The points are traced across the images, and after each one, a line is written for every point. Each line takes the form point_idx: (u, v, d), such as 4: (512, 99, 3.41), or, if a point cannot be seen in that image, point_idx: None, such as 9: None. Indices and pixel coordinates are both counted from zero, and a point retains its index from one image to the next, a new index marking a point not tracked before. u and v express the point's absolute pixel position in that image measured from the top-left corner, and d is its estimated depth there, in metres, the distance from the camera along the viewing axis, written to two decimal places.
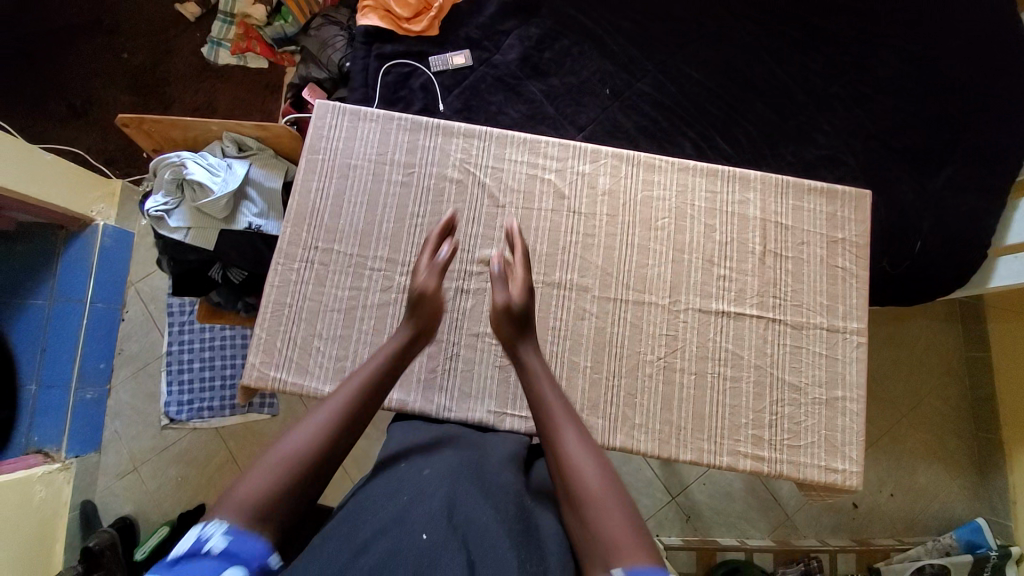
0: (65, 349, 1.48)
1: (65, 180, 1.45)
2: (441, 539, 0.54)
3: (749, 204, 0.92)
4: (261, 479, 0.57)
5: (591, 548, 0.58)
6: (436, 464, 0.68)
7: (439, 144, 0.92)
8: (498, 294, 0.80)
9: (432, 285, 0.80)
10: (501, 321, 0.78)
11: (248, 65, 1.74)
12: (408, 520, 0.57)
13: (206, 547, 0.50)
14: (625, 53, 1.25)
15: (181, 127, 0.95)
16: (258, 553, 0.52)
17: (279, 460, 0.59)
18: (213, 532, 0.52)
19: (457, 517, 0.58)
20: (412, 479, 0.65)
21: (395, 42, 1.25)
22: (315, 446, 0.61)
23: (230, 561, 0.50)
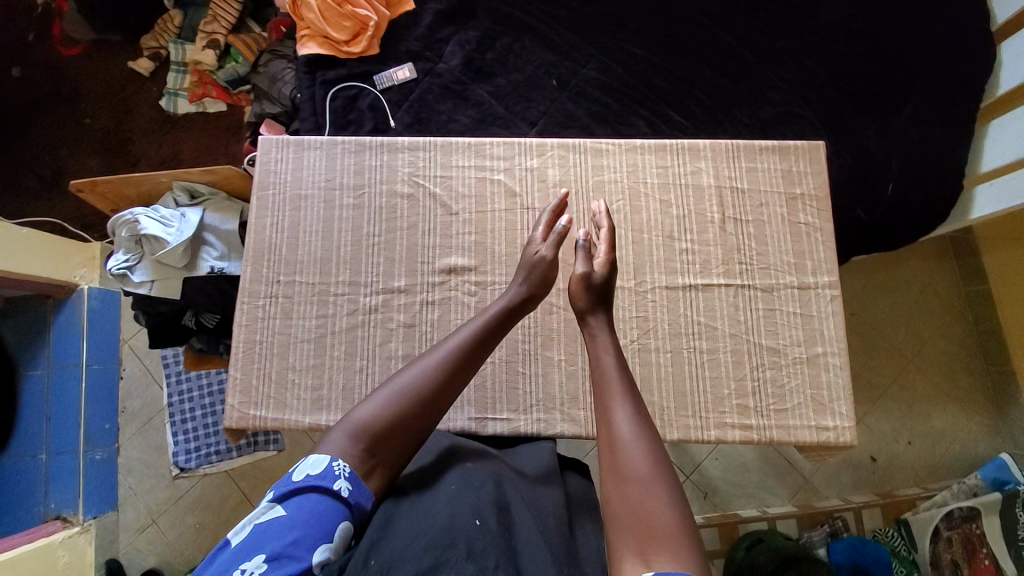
0: (70, 415, 1.50)
1: (42, 249, 1.47)
2: (492, 528, 0.57)
3: (703, 173, 0.91)
4: (379, 407, 0.65)
5: (629, 524, 0.56)
6: (479, 461, 0.70)
7: (385, 161, 0.92)
8: (578, 265, 0.81)
9: (547, 255, 0.80)
10: (578, 290, 0.79)
11: (208, 109, 1.77)
12: (457, 507, 0.59)
13: (335, 485, 0.58)
14: (567, 41, 1.24)
15: (133, 184, 0.96)
16: (366, 505, 0.61)
17: (390, 393, 0.67)
18: (341, 472, 0.60)
19: (504, 509, 0.62)
20: (457, 472, 0.68)
21: (338, 66, 1.25)
22: (418, 390, 0.67)
23: (346, 509, 0.58)
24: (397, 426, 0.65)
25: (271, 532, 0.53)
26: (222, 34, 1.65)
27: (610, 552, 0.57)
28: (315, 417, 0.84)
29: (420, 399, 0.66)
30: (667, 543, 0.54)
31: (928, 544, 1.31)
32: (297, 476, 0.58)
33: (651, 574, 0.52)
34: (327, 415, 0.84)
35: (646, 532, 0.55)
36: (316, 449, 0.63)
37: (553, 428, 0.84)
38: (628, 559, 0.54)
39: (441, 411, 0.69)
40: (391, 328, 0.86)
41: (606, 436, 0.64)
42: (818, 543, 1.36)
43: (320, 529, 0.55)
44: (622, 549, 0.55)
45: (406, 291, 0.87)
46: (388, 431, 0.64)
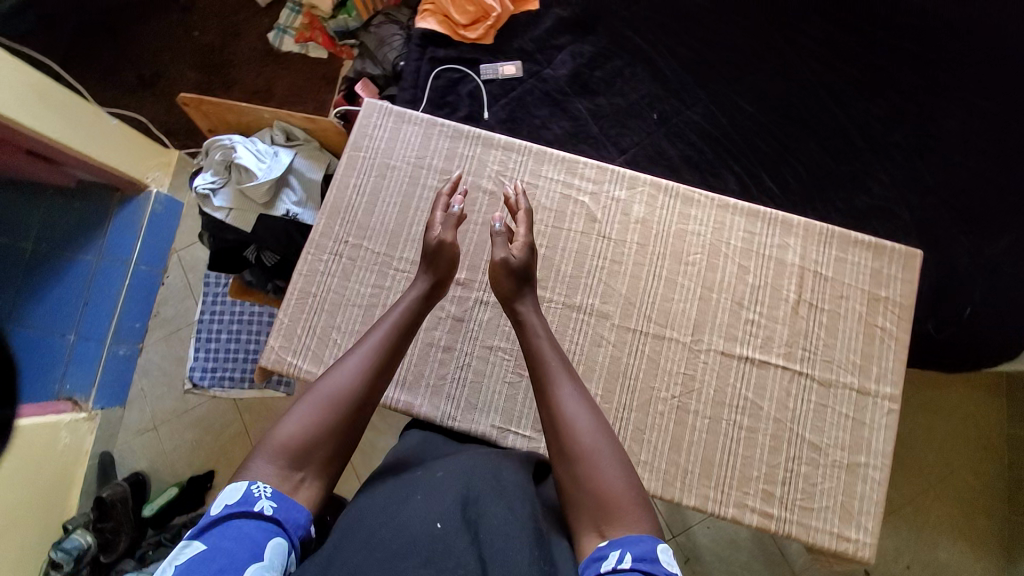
0: (107, 308, 1.58)
1: (123, 146, 1.54)
2: (454, 534, 0.55)
3: (789, 250, 0.88)
4: (296, 422, 0.63)
5: (585, 501, 0.61)
6: (449, 466, 0.67)
7: (478, 153, 0.92)
8: (498, 251, 0.79)
9: (448, 240, 0.80)
10: (500, 278, 0.78)
11: (309, 54, 1.81)
12: (415, 515, 0.58)
13: (256, 509, 0.56)
14: (678, 79, 1.23)
15: (238, 112, 0.99)
16: (300, 519, 0.58)
17: (311, 405, 0.66)
18: (262, 493, 0.57)
19: (471, 509, 0.59)
20: (422, 479, 0.66)
21: (449, 46, 1.26)
22: (339, 395, 0.66)
23: (277, 527, 0.56)
24: (319, 440, 0.63)
25: (193, 564, 0.49)
26: None
27: (571, 527, 0.61)
28: None
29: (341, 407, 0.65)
30: (619, 515, 0.58)
31: None
32: (213, 509, 0.55)
33: (605, 544, 0.57)
34: None
35: (601, 507, 0.60)
36: (238, 479, 0.60)
37: None
38: (586, 534, 0.59)
39: (365, 416, 0.68)
40: (440, 316, 0.86)
41: (552, 422, 0.67)
42: None
43: (249, 548, 0.51)
44: (580, 523, 0.60)
45: (464, 285, 0.87)
46: (312, 446, 0.63)
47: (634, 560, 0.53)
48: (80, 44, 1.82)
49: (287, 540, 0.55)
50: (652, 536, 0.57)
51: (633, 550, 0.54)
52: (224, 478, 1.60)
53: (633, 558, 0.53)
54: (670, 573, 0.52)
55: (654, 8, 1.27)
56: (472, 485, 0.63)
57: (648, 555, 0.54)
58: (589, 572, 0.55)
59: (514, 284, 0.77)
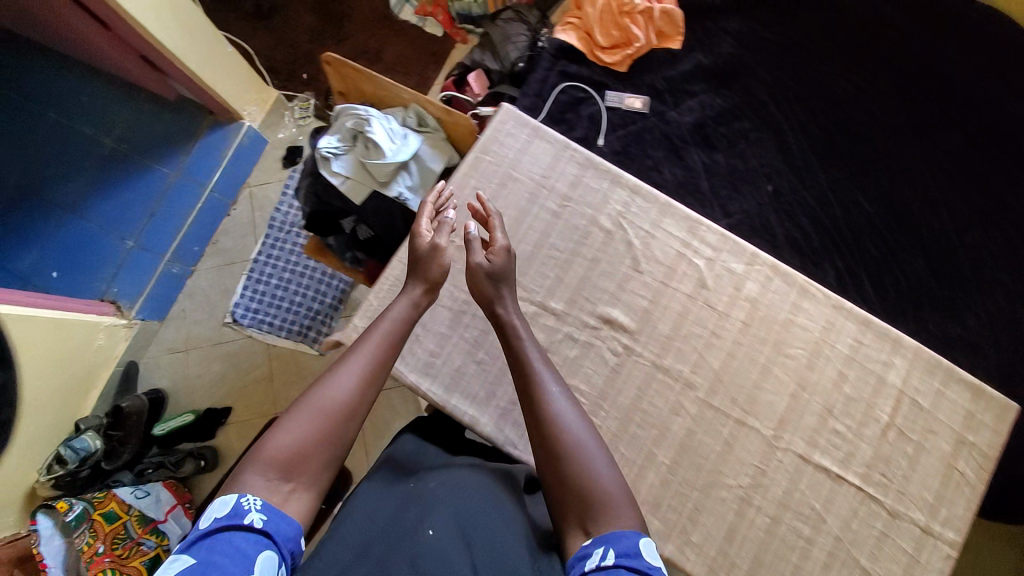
0: (173, 225, 1.61)
1: (229, 71, 1.54)
2: (446, 539, 0.57)
3: (892, 370, 0.85)
4: (291, 432, 0.63)
5: (572, 498, 0.61)
6: (440, 476, 0.70)
7: (603, 189, 0.90)
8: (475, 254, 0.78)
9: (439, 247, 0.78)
10: (480, 283, 0.76)
11: (424, 27, 1.81)
12: (404, 526, 0.60)
13: (246, 521, 0.55)
14: (802, 157, 1.20)
15: (377, 84, 0.97)
16: (291, 530, 0.57)
17: (305, 417, 0.64)
18: (252, 505, 0.57)
19: (460, 519, 0.61)
20: (406, 491, 0.68)
21: (583, 64, 1.24)
22: (332, 403, 0.65)
23: (268, 539, 0.55)
24: (313, 451, 0.62)
25: None
26: None
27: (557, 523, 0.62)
28: (419, 379, 0.83)
29: (334, 416, 0.65)
30: (604, 515, 0.59)
31: None
32: (203, 523, 0.54)
33: (590, 543, 0.57)
34: (429, 383, 0.83)
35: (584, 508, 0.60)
36: (226, 492, 0.58)
37: None
38: (572, 531, 0.60)
39: (356, 425, 0.67)
40: None
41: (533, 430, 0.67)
42: None
43: (239, 563, 0.51)
44: (565, 520, 0.61)
45: (558, 316, 0.85)
46: (304, 456, 0.62)
47: (617, 557, 0.55)
48: None
49: (280, 549, 0.55)
50: (636, 532, 0.57)
51: (617, 547, 0.55)
52: (239, 417, 1.61)
53: (617, 555, 0.55)
54: (650, 566, 0.54)
55: (795, 81, 1.24)
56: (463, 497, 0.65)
57: (632, 550, 0.55)
58: (576, 569, 0.56)
59: (486, 288, 0.76)
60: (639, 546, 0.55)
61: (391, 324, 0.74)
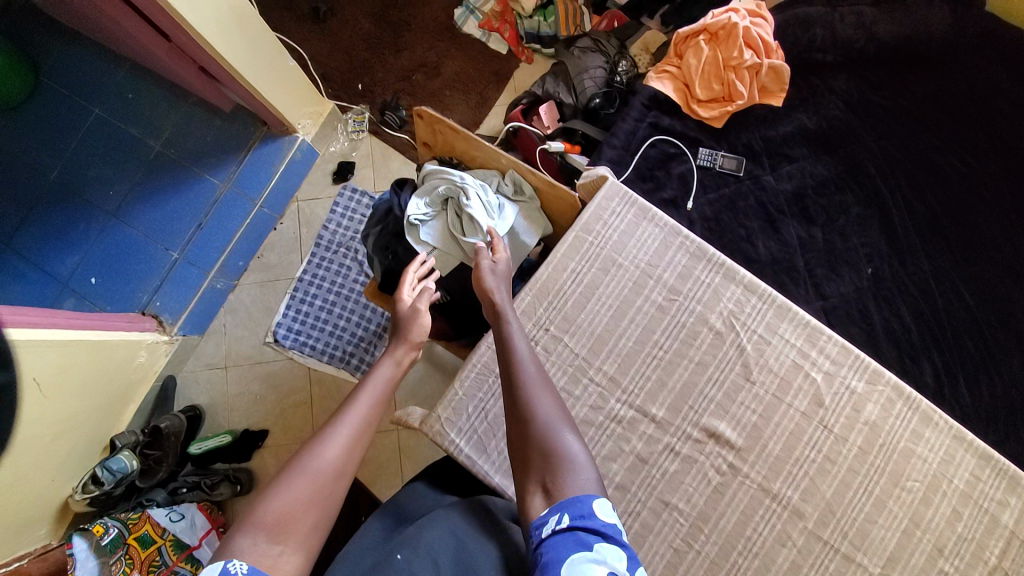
0: (220, 239, 1.53)
1: (288, 84, 1.45)
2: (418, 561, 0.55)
3: (1011, 511, 0.78)
4: (286, 494, 0.57)
5: (534, 459, 0.59)
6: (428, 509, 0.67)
7: (714, 283, 0.82)
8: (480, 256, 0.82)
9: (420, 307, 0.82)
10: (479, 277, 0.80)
11: (489, 43, 1.69)
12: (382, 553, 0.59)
13: None
14: (907, 239, 1.11)
15: (472, 144, 0.93)
16: None
17: (298, 473, 0.59)
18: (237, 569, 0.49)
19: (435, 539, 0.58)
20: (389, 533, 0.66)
21: (675, 117, 1.15)
22: (329, 455, 0.61)
23: None
24: (307, 511, 0.57)
25: None
26: None
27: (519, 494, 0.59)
28: (505, 481, 0.77)
29: (331, 467, 0.60)
30: (567, 476, 0.56)
31: None
32: None
33: (546, 509, 0.54)
34: (516, 487, 0.77)
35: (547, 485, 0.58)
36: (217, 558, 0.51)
37: None
38: (531, 496, 0.57)
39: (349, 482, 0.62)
40: (624, 449, 0.78)
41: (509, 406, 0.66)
42: None
43: None
44: (525, 486, 0.58)
45: (658, 424, 0.78)
46: (298, 517, 0.56)
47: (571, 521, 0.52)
48: None
49: None
50: (592, 496, 0.54)
51: (572, 510, 0.52)
52: (275, 441, 1.56)
53: (571, 519, 0.52)
54: (606, 525, 0.51)
55: (905, 152, 1.14)
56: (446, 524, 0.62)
57: (586, 512, 0.52)
58: (532, 537, 0.53)
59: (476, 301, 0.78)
60: (596, 505, 0.52)
61: (381, 383, 0.72)
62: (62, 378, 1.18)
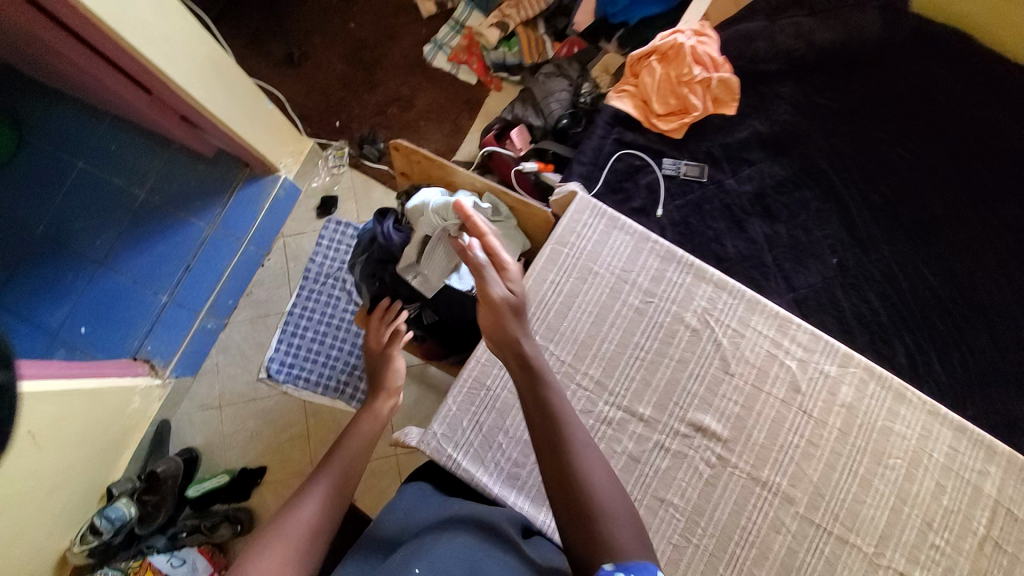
0: (209, 279, 1.56)
1: (268, 127, 1.51)
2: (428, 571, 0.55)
3: (989, 478, 0.81)
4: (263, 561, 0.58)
5: (582, 527, 0.55)
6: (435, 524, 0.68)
7: (686, 283, 0.87)
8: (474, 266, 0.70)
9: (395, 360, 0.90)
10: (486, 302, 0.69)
11: (458, 75, 1.78)
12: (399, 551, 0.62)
13: None
14: (866, 228, 1.17)
15: (449, 171, 0.98)
16: None
17: (274, 542, 0.60)
18: None
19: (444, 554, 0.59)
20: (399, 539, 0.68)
21: (637, 131, 1.23)
22: (305, 520, 0.63)
23: None
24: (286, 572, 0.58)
25: None
26: (513, 20, 1.67)
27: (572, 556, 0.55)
28: (504, 491, 0.80)
29: (308, 531, 0.62)
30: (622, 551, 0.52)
31: None
32: None
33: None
34: (516, 495, 0.79)
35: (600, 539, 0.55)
36: None
37: None
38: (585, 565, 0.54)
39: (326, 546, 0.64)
40: (615, 450, 0.81)
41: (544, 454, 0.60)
42: None
43: None
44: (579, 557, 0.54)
45: (646, 423, 0.82)
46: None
47: None
48: (246, 16, 1.84)
49: None
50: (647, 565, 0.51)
51: None
52: (274, 477, 1.55)
53: None
54: None
55: (854, 148, 1.22)
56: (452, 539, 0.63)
57: None
58: None
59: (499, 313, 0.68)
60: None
61: (359, 442, 0.77)
62: (54, 428, 1.19)
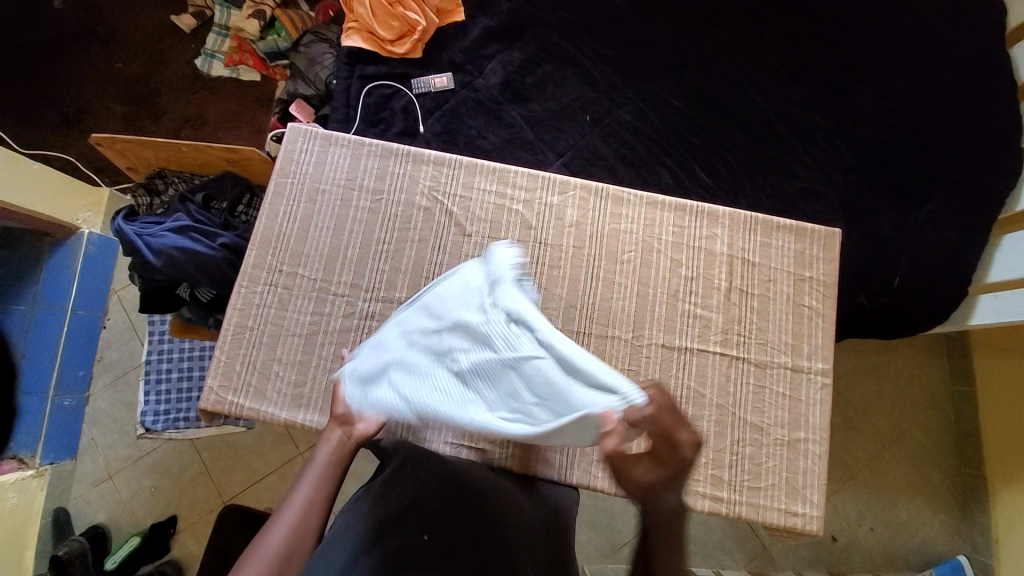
0: (44, 357, 1.39)
1: (47, 186, 1.39)
2: None
3: (717, 240, 0.91)
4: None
5: None
6: (434, 470, 0.72)
7: (409, 170, 0.92)
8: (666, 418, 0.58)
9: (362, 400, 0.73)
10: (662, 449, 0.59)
11: (241, 77, 1.66)
12: None
13: None
14: (607, 80, 1.26)
15: (152, 148, 0.98)
16: None
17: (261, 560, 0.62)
18: None
19: None
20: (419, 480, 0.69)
21: (379, 63, 1.26)
22: (285, 542, 0.64)
23: None
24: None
25: None
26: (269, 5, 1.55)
27: None
28: (292, 413, 0.84)
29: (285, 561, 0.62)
30: None
31: None
32: None
33: None
34: (303, 413, 0.83)
35: None
36: None
37: (528, 466, 0.82)
38: None
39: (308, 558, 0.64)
40: None
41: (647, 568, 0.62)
42: None
43: None
44: None
45: (405, 304, 0.87)
46: None
47: None
48: None
49: None
50: None
51: None
52: (190, 519, 1.45)
53: None
54: None
55: (578, 12, 1.29)
56: None
57: None
58: None
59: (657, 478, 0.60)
60: None
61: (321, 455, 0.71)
62: None
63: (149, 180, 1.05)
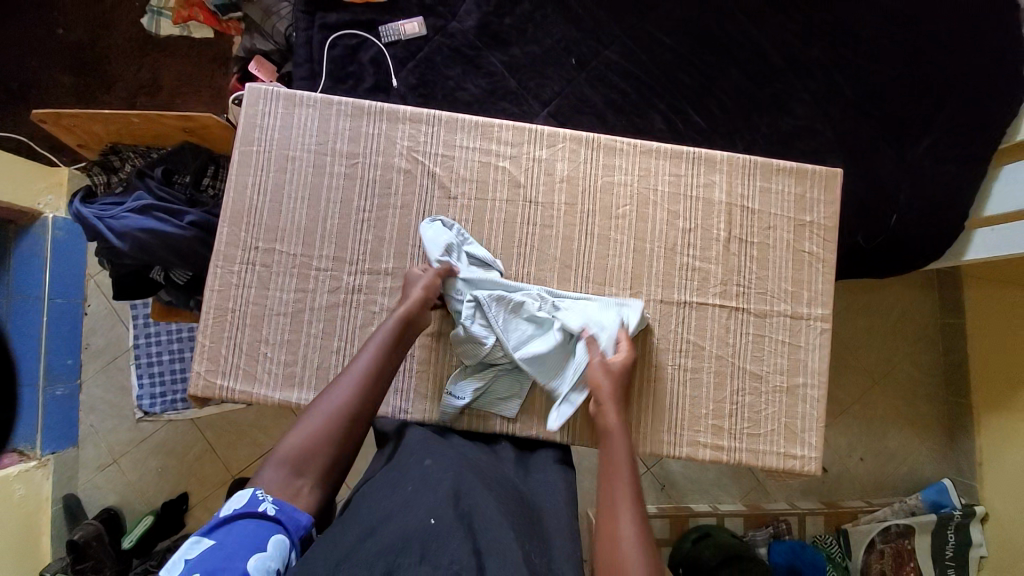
0: (29, 353, 1.36)
1: (9, 170, 1.28)
2: (449, 523, 0.57)
3: (715, 187, 0.87)
4: (298, 437, 0.66)
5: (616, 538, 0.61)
6: (436, 455, 0.69)
7: (385, 130, 0.85)
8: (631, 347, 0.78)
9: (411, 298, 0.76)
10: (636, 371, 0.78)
11: (193, 34, 1.47)
12: (412, 513, 0.59)
13: (260, 508, 0.59)
14: (591, 16, 1.16)
15: (102, 120, 0.90)
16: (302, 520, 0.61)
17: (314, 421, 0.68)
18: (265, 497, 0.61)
19: (463, 502, 0.61)
20: (416, 471, 0.66)
21: (341, 11, 1.15)
22: (338, 410, 0.68)
23: (279, 525, 0.59)
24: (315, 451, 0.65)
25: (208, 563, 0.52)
26: None
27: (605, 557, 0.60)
28: (287, 393, 0.82)
29: (339, 424, 0.67)
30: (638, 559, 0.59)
31: (863, 555, 1.29)
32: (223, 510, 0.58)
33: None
34: (298, 392, 0.81)
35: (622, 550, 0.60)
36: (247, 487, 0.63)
37: (529, 430, 0.82)
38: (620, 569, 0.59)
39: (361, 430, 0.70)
40: (375, 312, 0.83)
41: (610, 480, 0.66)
42: (760, 543, 1.32)
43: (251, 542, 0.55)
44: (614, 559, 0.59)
45: (393, 275, 0.83)
46: (310, 456, 0.65)
47: None
48: None
49: (292, 540, 0.59)
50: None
51: None
52: (201, 494, 1.47)
53: None
54: None
55: None
56: (461, 477, 0.65)
57: None
58: None
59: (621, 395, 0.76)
60: None
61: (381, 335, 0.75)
62: None
63: (103, 156, 0.97)
